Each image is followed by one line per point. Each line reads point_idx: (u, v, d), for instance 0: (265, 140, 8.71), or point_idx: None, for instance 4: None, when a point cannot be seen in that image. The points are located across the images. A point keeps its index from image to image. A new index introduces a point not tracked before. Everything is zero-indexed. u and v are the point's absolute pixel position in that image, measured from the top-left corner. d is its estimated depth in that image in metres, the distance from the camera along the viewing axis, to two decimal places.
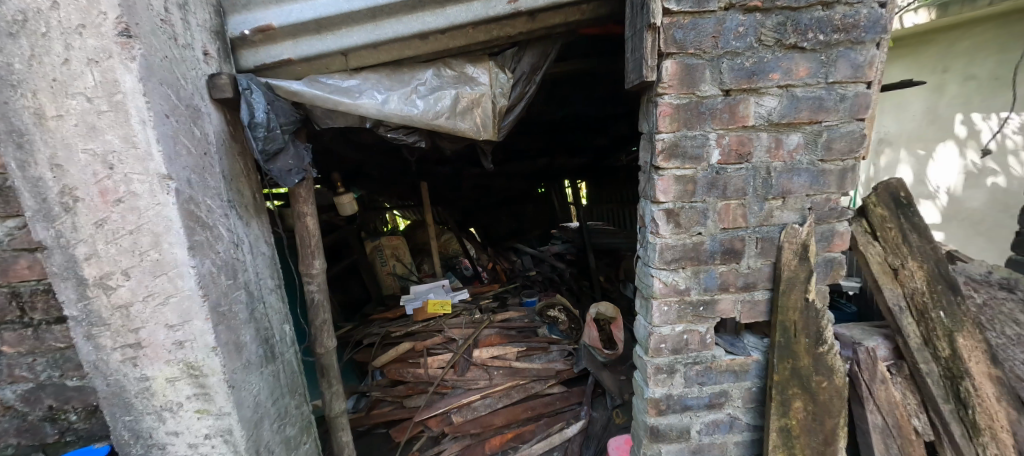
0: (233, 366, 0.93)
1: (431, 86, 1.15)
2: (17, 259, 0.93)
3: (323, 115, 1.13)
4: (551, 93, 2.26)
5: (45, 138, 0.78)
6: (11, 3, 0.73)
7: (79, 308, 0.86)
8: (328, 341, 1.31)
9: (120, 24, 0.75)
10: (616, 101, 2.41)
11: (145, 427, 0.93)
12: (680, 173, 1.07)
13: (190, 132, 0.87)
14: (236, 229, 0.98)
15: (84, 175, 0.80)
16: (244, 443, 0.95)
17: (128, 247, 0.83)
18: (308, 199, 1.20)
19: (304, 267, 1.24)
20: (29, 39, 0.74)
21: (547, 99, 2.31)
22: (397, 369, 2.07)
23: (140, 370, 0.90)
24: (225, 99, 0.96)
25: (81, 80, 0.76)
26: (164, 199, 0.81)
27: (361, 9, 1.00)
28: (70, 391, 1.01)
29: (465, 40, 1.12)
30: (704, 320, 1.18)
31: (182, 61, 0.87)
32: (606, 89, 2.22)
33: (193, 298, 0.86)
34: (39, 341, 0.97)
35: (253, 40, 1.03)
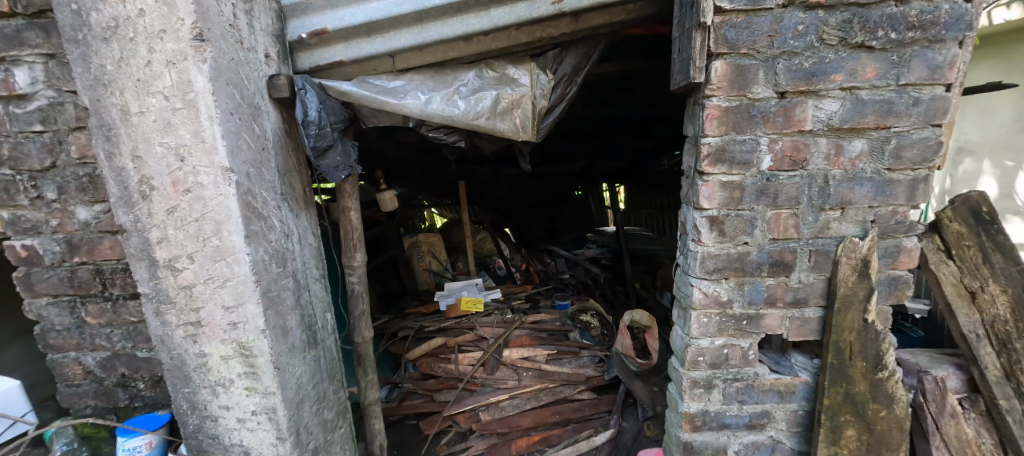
0: (279, 349, 0.98)
1: (472, 87, 1.17)
2: (101, 240, 1.04)
3: (369, 114, 1.18)
4: (592, 95, 2.23)
5: (130, 133, 0.87)
6: (106, 11, 0.82)
7: (151, 287, 0.95)
8: (366, 331, 1.36)
9: (196, 30, 0.82)
10: (660, 102, 2.34)
11: (201, 399, 1.01)
12: (726, 179, 1.02)
13: (251, 129, 0.94)
14: (287, 221, 1.04)
15: (159, 167, 0.87)
16: (286, 422, 1.01)
17: (194, 233, 0.90)
18: (353, 194, 1.25)
19: (346, 259, 1.30)
20: (120, 43, 0.83)
21: (588, 101, 2.28)
22: (428, 363, 2.11)
23: (199, 346, 0.97)
24: (282, 98, 1.02)
25: (160, 80, 0.84)
26: (226, 190, 0.88)
27: (409, 13, 1.04)
28: (139, 361, 1.12)
29: (508, 41, 1.13)
30: (747, 335, 1.11)
31: (247, 63, 0.94)
32: (650, 91, 2.15)
33: (247, 282, 0.92)
34: (116, 314, 1.08)
35: (309, 43, 1.09)
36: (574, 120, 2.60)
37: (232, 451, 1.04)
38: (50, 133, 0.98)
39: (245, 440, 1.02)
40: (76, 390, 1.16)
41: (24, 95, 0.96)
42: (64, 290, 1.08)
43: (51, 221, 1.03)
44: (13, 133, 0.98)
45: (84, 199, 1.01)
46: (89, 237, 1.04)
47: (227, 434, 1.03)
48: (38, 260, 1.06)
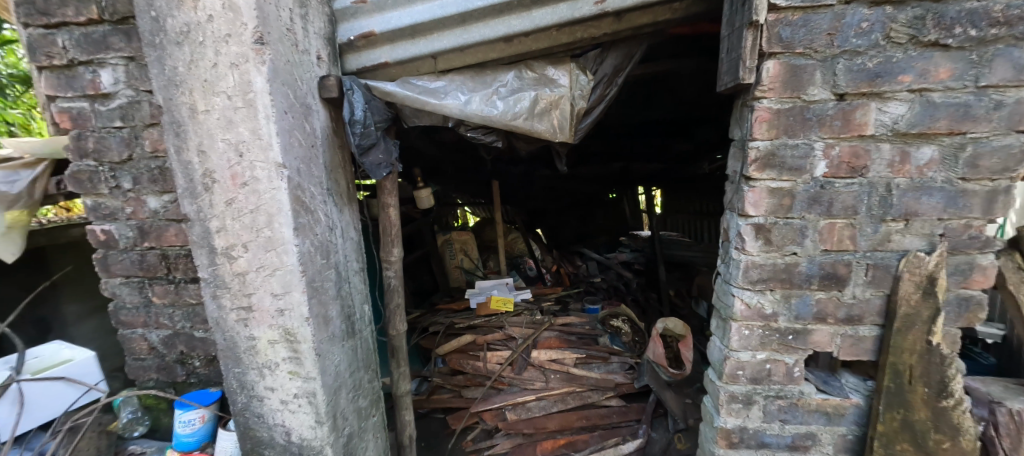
0: (321, 336, 1.03)
1: (511, 88, 1.18)
2: (168, 227, 1.13)
3: (410, 114, 1.21)
4: (631, 96, 2.19)
5: (196, 129, 0.94)
6: (180, 17, 0.89)
7: (210, 273, 1.02)
8: (400, 324, 1.40)
9: (257, 34, 0.87)
10: (703, 103, 2.25)
11: (249, 380, 1.08)
12: (775, 185, 0.97)
13: (302, 127, 0.99)
14: (332, 215, 1.09)
15: (221, 161, 0.94)
16: (325, 406, 1.06)
17: (249, 224, 0.96)
18: (392, 191, 1.29)
19: (384, 254, 1.34)
20: (191, 47, 0.90)
21: (627, 102, 2.24)
22: (457, 360, 2.14)
23: (249, 330, 1.04)
24: (331, 98, 1.07)
25: (224, 81, 0.90)
26: (279, 184, 0.93)
27: (453, 15, 1.06)
28: (196, 341, 1.21)
29: (549, 42, 1.13)
30: (793, 351, 1.05)
31: (300, 65, 0.99)
32: (692, 92, 2.08)
33: (294, 272, 0.97)
34: (178, 296, 1.17)
35: (357, 46, 1.14)
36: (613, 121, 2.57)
37: (274, 430, 1.10)
38: (129, 128, 1.08)
39: (287, 421, 1.08)
40: (142, 364, 1.27)
41: (109, 94, 1.07)
42: (135, 272, 1.18)
43: (126, 209, 1.14)
44: (99, 128, 1.09)
45: (154, 190, 1.11)
46: (157, 224, 1.13)
47: (271, 414, 1.09)
48: (115, 244, 1.17)
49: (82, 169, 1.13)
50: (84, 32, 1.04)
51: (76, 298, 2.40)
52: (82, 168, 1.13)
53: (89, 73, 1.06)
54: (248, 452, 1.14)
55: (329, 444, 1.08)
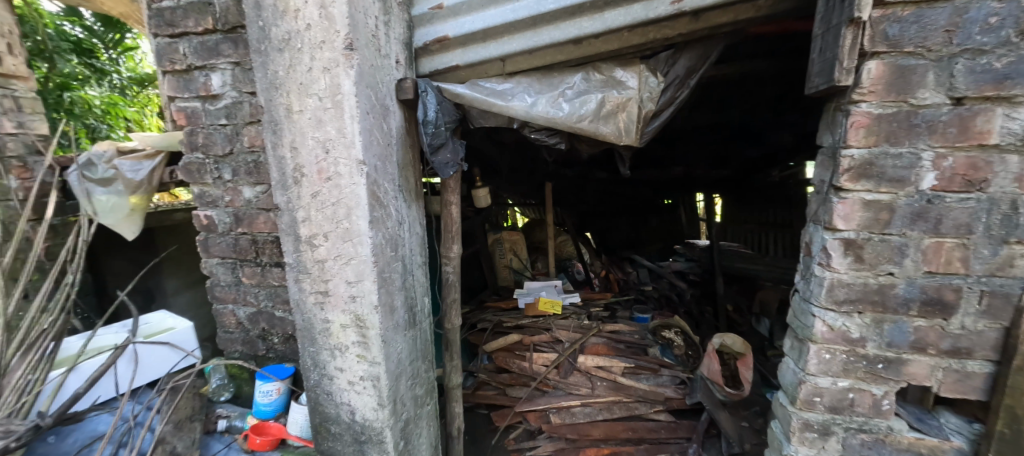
0: (387, 324, 1.09)
1: (578, 90, 1.17)
2: (258, 215, 1.25)
3: (477, 116, 1.25)
4: (699, 99, 2.10)
5: (290, 127, 1.03)
6: (283, 26, 0.98)
7: (294, 258, 1.12)
8: (455, 319, 1.45)
9: (347, 40, 0.94)
10: (779, 103, 2.10)
11: (322, 359, 1.16)
12: (871, 197, 0.88)
13: (380, 127, 1.05)
14: (402, 210, 1.15)
15: (309, 157, 1.02)
16: (387, 391, 1.11)
17: (331, 215, 1.04)
18: (455, 190, 1.34)
19: (444, 250, 1.39)
20: (290, 53, 0.99)
21: (693, 105, 2.15)
22: (504, 358, 2.16)
23: (325, 313, 1.12)
24: (407, 100, 1.13)
25: (317, 84, 0.98)
26: (358, 180, 1.00)
27: (524, 18, 1.08)
28: (277, 320, 1.32)
29: (619, 44, 1.11)
30: (881, 381, 0.96)
31: (382, 68, 1.06)
32: (766, 92, 1.95)
33: (367, 262, 1.04)
34: (264, 278, 1.29)
35: (431, 49, 1.19)
36: (677, 124, 2.49)
37: (341, 408, 1.18)
38: (231, 126, 1.21)
39: (352, 401, 1.15)
40: (230, 337, 1.41)
41: (217, 95, 1.20)
42: (230, 254, 1.32)
43: (226, 197, 1.27)
44: (208, 125, 1.23)
45: (249, 181, 1.23)
46: (250, 212, 1.26)
47: (338, 393, 1.17)
48: (214, 228, 1.32)
49: (192, 160, 1.28)
50: (201, 40, 1.18)
51: (179, 273, 2.74)
52: (193, 160, 1.28)
53: (203, 77, 1.20)
54: (316, 426, 1.23)
55: (389, 427, 1.13)
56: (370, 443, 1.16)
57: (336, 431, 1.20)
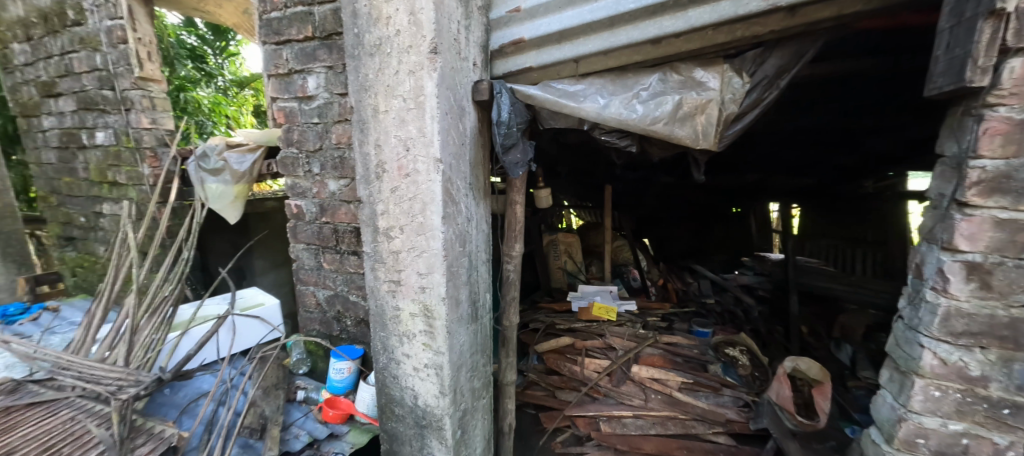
0: (452, 316, 1.13)
1: (654, 91, 1.13)
2: (341, 206, 1.35)
3: (547, 116, 1.26)
4: (786, 103, 1.96)
5: (376, 126, 1.11)
6: (375, 33, 1.06)
7: (372, 248, 1.21)
8: (513, 317, 1.47)
9: (432, 44, 0.98)
10: (884, 104, 1.90)
11: (391, 344, 1.24)
12: (1007, 215, 0.75)
13: (457, 127, 1.09)
14: (471, 207, 1.19)
15: (391, 154, 1.10)
16: (449, 380, 1.16)
17: (407, 210, 1.10)
18: (521, 189, 1.36)
19: (507, 248, 1.41)
20: (380, 57, 1.06)
21: (780, 109, 2.01)
22: (555, 360, 2.15)
23: (396, 301, 1.19)
24: (482, 101, 1.16)
25: (402, 86, 1.04)
26: (434, 177, 1.04)
27: (602, 19, 1.06)
28: (350, 303, 1.43)
29: (702, 42, 1.05)
30: (1009, 430, 0.82)
31: (460, 70, 1.10)
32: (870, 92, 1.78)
33: (438, 255, 1.08)
34: (342, 264, 1.40)
35: (507, 52, 1.23)
36: (758, 129, 2.35)
37: (405, 392, 1.25)
38: (323, 124, 1.32)
39: (417, 386, 1.21)
40: (310, 316, 1.55)
41: (312, 96, 1.32)
42: (314, 241, 1.45)
43: (314, 189, 1.40)
44: (303, 123, 1.36)
45: (335, 175, 1.34)
46: (334, 203, 1.37)
47: (404, 377, 1.23)
48: (303, 216, 1.45)
49: (288, 155, 1.42)
50: (301, 47, 1.30)
51: (267, 256, 3.04)
52: (288, 155, 1.42)
53: (300, 79, 1.33)
54: (383, 406, 1.31)
55: (449, 415, 1.18)
56: (430, 428, 1.22)
57: (400, 413, 1.27)
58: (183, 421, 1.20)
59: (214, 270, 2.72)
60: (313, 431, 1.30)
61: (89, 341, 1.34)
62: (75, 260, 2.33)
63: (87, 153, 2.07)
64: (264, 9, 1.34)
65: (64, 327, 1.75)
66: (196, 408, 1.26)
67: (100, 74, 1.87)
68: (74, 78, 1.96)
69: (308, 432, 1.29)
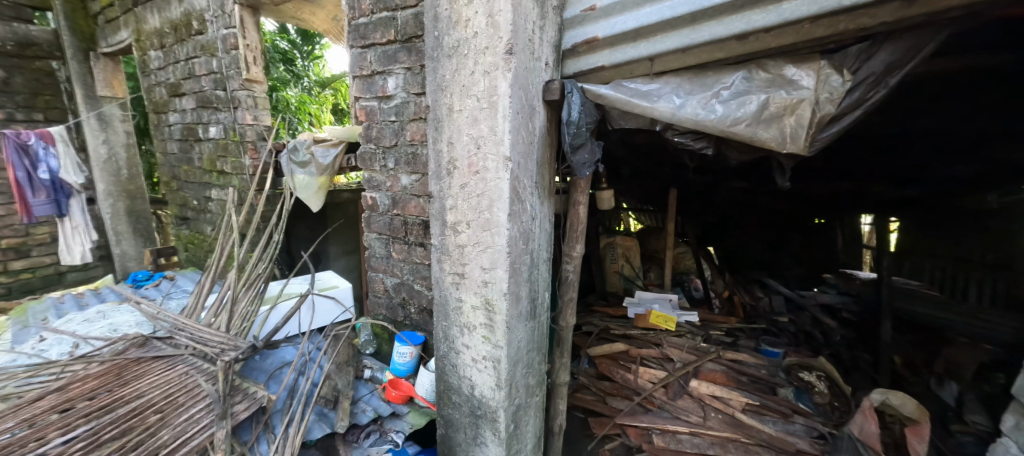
0: (512, 312, 1.15)
1: (736, 90, 1.04)
2: (412, 200, 1.43)
3: (617, 116, 1.23)
4: (893, 104, 1.74)
5: (450, 124, 1.16)
6: (454, 36, 1.11)
7: (439, 241, 1.27)
8: (570, 318, 1.47)
9: (509, 45, 1.00)
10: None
11: (452, 333, 1.29)
12: None
13: (527, 127, 1.11)
14: (536, 206, 1.20)
15: (463, 151, 1.14)
16: (505, 374, 1.18)
17: (475, 206, 1.14)
18: (585, 189, 1.34)
19: (567, 248, 1.41)
20: (457, 59, 1.11)
21: (885, 111, 1.79)
22: (607, 365, 2.12)
23: (459, 292, 1.24)
24: (552, 101, 1.17)
25: (477, 85, 1.08)
26: (503, 175, 1.06)
27: (683, 15, 0.99)
28: (414, 292, 1.51)
29: (797, 37, 0.92)
30: None
31: (533, 70, 1.10)
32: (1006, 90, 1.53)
33: (501, 252, 1.11)
34: (410, 254, 1.49)
35: (579, 51, 1.22)
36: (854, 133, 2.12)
37: (462, 381, 1.29)
38: (399, 122, 1.41)
39: (474, 377, 1.25)
40: (378, 301, 1.66)
41: (391, 95, 1.41)
42: (385, 231, 1.55)
43: (387, 183, 1.49)
44: (381, 121, 1.46)
45: (407, 170, 1.42)
46: (405, 197, 1.45)
47: (463, 367, 1.28)
48: (376, 207, 1.56)
49: (367, 150, 1.53)
50: (383, 49, 1.39)
51: (341, 242, 3.29)
52: (367, 150, 1.54)
53: (381, 80, 1.42)
54: (441, 392, 1.38)
55: (503, 408, 1.20)
56: (485, 419, 1.25)
57: (457, 401, 1.32)
58: (270, 385, 1.35)
59: (296, 253, 3.02)
60: (377, 407, 1.40)
61: (199, 307, 1.56)
62: (188, 237, 2.71)
63: (201, 146, 2.39)
64: (353, 15, 1.45)
65: (179, 293, 2.04)
66: (281, 375, 1.41)
67: (215, 76, 2.15)
68: (194, 80, 2.27)
69: (374, 408, 1.39)
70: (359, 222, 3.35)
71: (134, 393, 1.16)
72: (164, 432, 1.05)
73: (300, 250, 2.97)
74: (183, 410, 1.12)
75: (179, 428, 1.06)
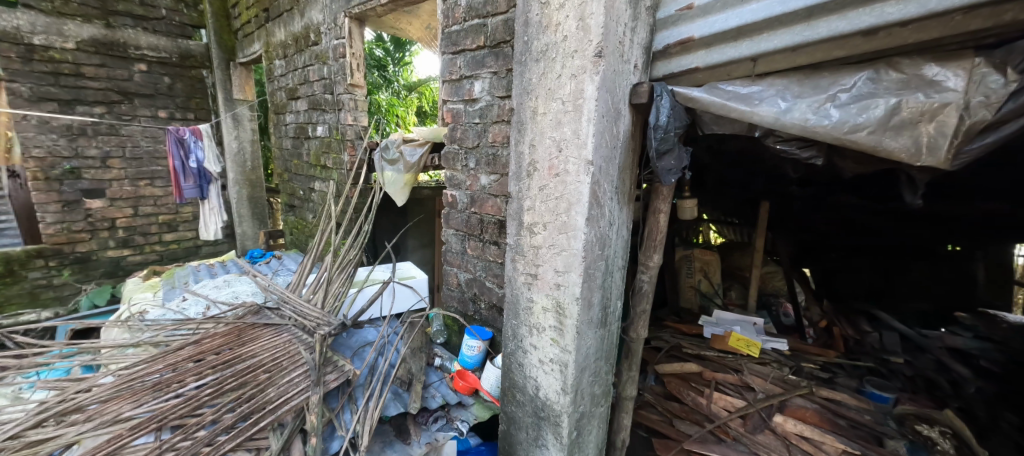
0: (583, 318, 1.14)
1: (858, 92, 0.88)
2: (489, 199, 1.49)
3: (709, 121, 1.13)
4: None
5: (534, 127, 1.19)
6: (544, 40, 1.13)
7: (515, 240, 1.31)
8: (641, 330, 1.42)
9: (599, 48, 0.99)
10: None
11: (522, 333, 1.32)
12: None
13: (612, 131, 1.08)
14: (614, 211, 1.17)
15: (544, 154, 1.16)
16: (572, 380, 1.17)
17: (553, 208, 1.15)
18: (667, 197, 1.27)
19: (643, 257, 1.35)
20: (545, 62, 1.13)
21: None
22: (676, 386, 1.99)
23: (531, 293, 1.26)
24: (639, 104, 1.12)
25: (563, 89, 1.09)
26: (583, 178, 1.06)
27: (797, 10, 0.88)
28: (486, 288, 1.56)
29: (944, 31, 0.76)
30: None
31: (622, 73, 1.07)
32: None
33: (577, 255, 1.10)
34: (483, 251, 1.54)
35: (671, 52, 1.16)
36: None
37: (528, 380, 1.31)
38: (482, 124, 1.47)
39: (540, 378, 1.26)
40: (451, 294, 1.75)
41: (477, 98, 1.47)
42: (462, 228, 1.62)
43: (467, 181, 1.57)
44: (466, 123, 1.54)
45: (487, 171, 1.47)
46: (483, 196, 1.51)
47: (529, 367, 1.29)
48: (456, 204, 1.64)
49: (450, 150, 1.62)
50: (472, 55, 1.46)
51: (418, 236, 3.52)
52: (451, 150, 1.62)
53: (469, 84, 1.50)
54: (506, 389, 1.41)
55: (567, 413, 1.19)
56: (548, 422, 1.25)
57: (522, 400, 1.34)
58: (354, 361, 1.48)
59: (380, 244, 3.30)
60: (445, 395, 1.47)
61: (300, 283, 1.77)
62: (294, 222, 3.10)
63: (310, 143, 2.71)
64: (446, 23, 1.55)
65: (285, 271, 2.35)
66: (363, 353, 1.54)
67: (325, 82, 2.43)
68: (308, 85, 2.58)
69: (442, 395, 1.47)
70: (435, 218, 3.56)
71: (249, 352, 1.35)
72: (271, 390, 1.21)
73: (383, 241, 3.23)
74: (286, 372, 1.28)
75: (282, 388, 1.22)
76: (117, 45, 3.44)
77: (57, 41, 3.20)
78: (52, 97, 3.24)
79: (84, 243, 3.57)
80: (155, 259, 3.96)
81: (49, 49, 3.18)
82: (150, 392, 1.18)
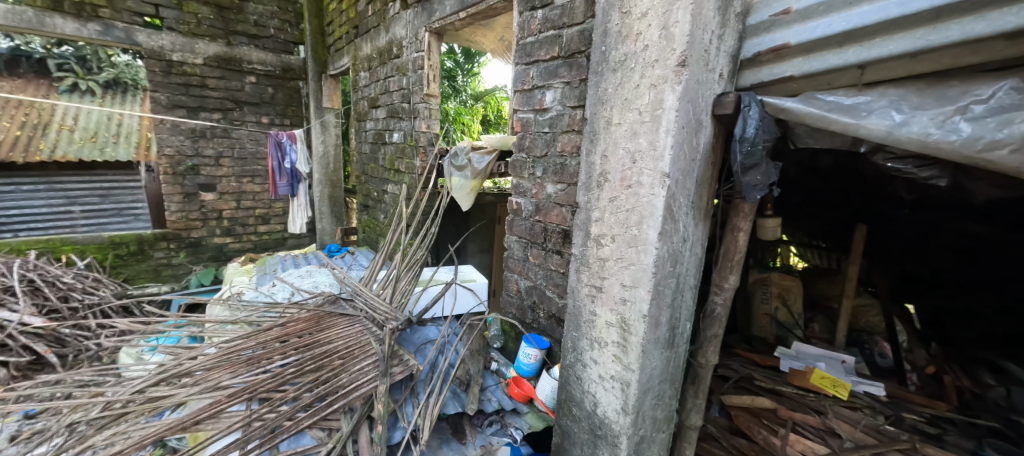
0: (650, 336, 1.09)
1: (997, 104, 0.74)
2: (554, 208, 1.49)
3: (804, 134, 1.04)
4: None
5: (607, 137, 1.18)
6: (623, 50, 1.11)
7: (581, 251, 1.29)
8: (711, 356, 1.32)
9: (682, 57, 0.95)
10: None
11: (581, 345, 1.29)
12: None
13: (692, 142, 1.03)
14: (689, 227, 1.10)
15: (617, 164, 1.14)
16: (633, 400, 1.12)
17: (623, 220, 1.12)
18: (749, 215, 1.18)
19: (718, 278, 1.27)
20: (622, 73, 1.12)
21: None
22: (746, 421, 1.83)
23: (594, 305, 1.24)
24: (723, 115, 1.06)
25: (641, 99, 1.06)
26: (659, 191, 1.02)
27: (919, 11, 0.78)
28: (546, 297, 1.56)
29: None
30: None
31: (705, 83, 1.02)
32: None
33: (647, 271, 1.06)
34: (546, 259, 1.54)
35: (762, 60, 1.08)
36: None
37: (586, 395, 1.28)
38: (552, 133, 1.48)
39: (599, 395, 1.23)
40: (510, 300, 1.77)
41: (548, 108, 1.49)
42: (525, 235, 1.64)
43: (533, 189, 1.58)
44: (535, 132, 1.56)
45: (554, 179, 1.48)
46: (549, 204, 1.51)
47: (588, 381, 1.26)
48: (520, 212, 1.66)
49: (518, 159, 1.65)
50: (546, 65, 1.48)
51: (479, 242, 3.61)
52: (518, 159, 1.66)
53: (540, 94, 1.52)
54: (562, 401, 1.38)
55: (626, 435, 1.14)
56: (606, 441, 1.21)
57: (578, 415, 1.31)
58: (418, 357, 1.55)
59: (444, 246, 3.43)
60: (501, 400, 1.50)
61: (372, 278, 1.89)
62: (367, 221, 3.34)
63: (386, 148, 2.91)
64: (521, 35, 1.59)
65: (358, 266, 2.54)
66: (426, 349, 1.61)
67: (404, 92, 2.60)
68: (388, 94, 2.79)
69: (498, 400, 1.49)
70: (497, 224, 3.64)
71: (327, 338, 1.46)
72: (344, 375, 1.30)
73: (446, 245, 3.35)
74: (358, 360, 1.37)
75: (353, 375, 1.31)
76: (234, 60, 3.97)
77: (189, 57, 3.77)
78: (182, 104, 3.82)
79: (196, 230, 4.13)
80: (250, 247, 4.48)
81: (183, 64, 3.76)
82: (244, 365, 1.33)
